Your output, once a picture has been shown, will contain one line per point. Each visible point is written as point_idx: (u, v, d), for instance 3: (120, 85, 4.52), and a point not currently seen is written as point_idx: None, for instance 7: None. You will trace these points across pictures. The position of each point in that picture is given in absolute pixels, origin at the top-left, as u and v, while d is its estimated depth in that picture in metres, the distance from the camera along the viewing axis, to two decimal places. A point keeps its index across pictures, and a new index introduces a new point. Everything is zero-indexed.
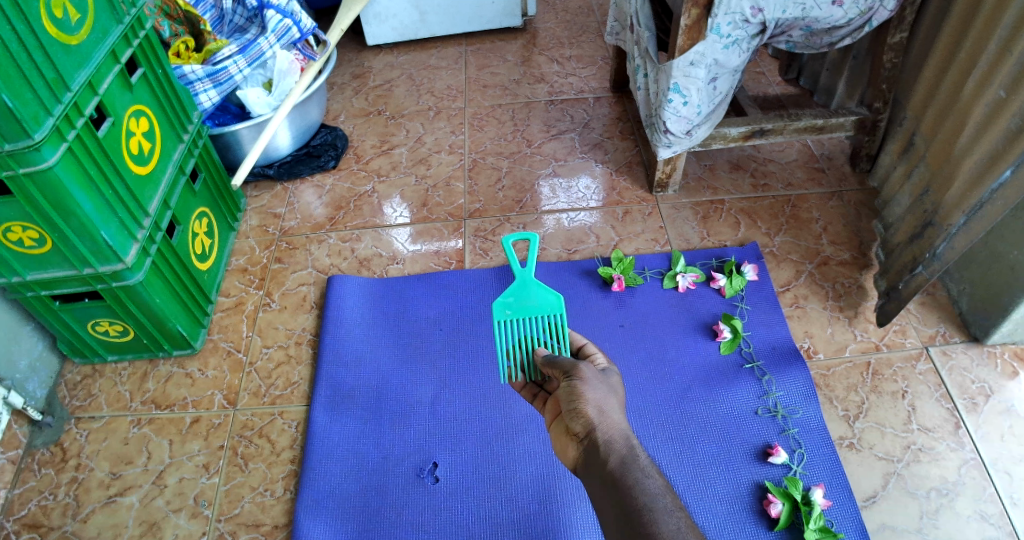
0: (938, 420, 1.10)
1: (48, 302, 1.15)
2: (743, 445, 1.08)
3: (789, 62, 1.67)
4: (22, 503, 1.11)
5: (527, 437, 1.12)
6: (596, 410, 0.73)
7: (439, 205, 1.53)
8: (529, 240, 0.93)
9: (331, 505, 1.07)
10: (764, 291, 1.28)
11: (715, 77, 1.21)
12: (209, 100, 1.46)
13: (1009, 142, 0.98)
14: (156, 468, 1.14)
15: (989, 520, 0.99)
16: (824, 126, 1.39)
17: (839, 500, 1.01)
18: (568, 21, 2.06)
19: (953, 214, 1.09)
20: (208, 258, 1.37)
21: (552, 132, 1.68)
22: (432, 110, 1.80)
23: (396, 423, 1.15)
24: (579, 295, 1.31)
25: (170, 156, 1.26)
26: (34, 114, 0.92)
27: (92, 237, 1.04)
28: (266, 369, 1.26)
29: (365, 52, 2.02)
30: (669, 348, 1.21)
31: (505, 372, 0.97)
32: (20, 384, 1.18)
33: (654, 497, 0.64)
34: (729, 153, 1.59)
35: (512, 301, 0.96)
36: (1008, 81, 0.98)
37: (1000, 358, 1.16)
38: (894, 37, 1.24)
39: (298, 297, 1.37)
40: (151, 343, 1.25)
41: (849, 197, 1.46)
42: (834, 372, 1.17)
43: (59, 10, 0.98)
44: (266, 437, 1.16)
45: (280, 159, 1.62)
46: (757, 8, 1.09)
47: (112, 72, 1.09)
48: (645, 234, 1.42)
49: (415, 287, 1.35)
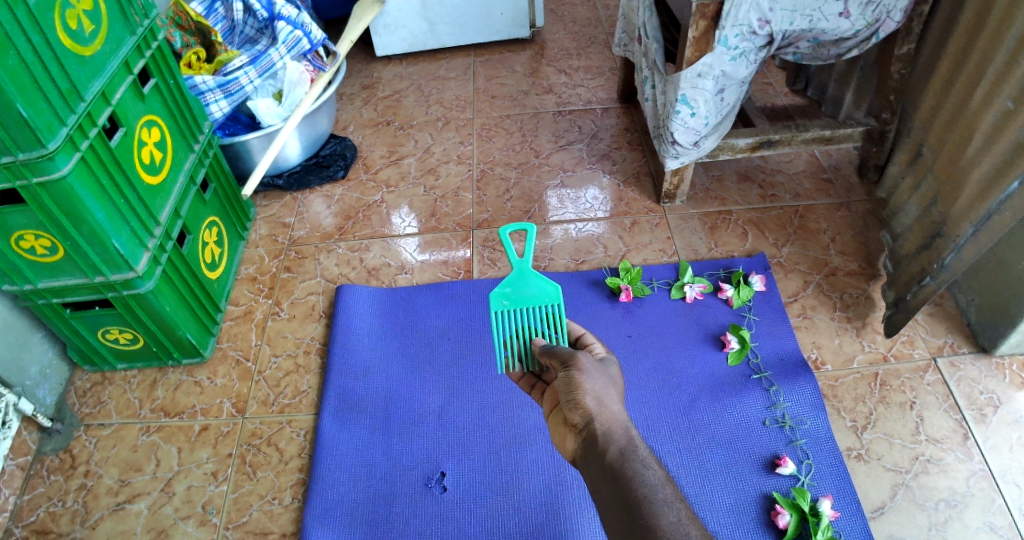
0: (947, 431, 1.10)
1: (59, 310, 1.16)
2: (750, 455, 1.08)
3: (796, 73, 1.67)
4: (31, 509, 1.12)
5: (535, 446, 1.12)
6: (595, 401, 0.73)
7: (448, 216, 1.54)
8: (526, 229, 0.93)
9: (339, 513, 1.07)
10: (772, 302, 1.29)
11: (722, 89, 1.22)
12: (220, 111, 1.47)
13: (1016, 152, 0.99)
14: (165, 476, 1.15)
15: (998, 532, 0.99)
16: (832, 137, 1.40)
17: (848, 511, 1.01)
18: (576, 32, 2.08)
19: (962, 224, 1.09)
20: (218, 267, 1.38)
21: (560, 143, 1.69)
22: (441, 120, 1.81)
23: (405, 432, 1.16)
24: (587, 304, 1.32)
25: (181, 166, 1.27)
26: (49, 124, 0.93)
27: (104, 246, 1.05)
28: (275, 378, 1.27)
29: (374, 63, 2.04)
30: (677, 359, 1.21)
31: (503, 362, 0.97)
32: (31, 390, 1.19)
33: (653, 489, 0.63)
34: (737, 163, 1.60)
35: (509, 292, 0.96)
36: (1014, 92, 0.99)
37: (1009, 369, 1.16)
38: (901, 49, 1.24)
39: (308, 306, 1.38)
40: (160, 351, 1.26)
41: (856, 207, 1.46)
42: (843, 383, 1.17)
43: (73, 21, 0.99)
44: (274, 445, 1.17)
45: (290, 169, 1.63)
46: (765, 20, 1.11)
47: (125, 83, 1.11)
48: (653, 245, 1.43)
49: (424, 297, 1.36)
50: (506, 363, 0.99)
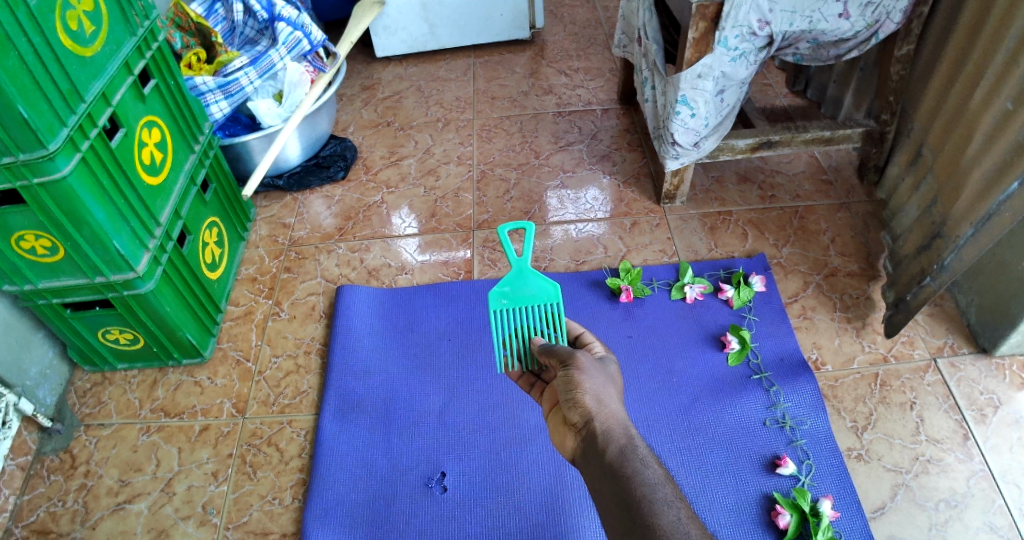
0: (947, 431, 1.10)
1: (59, 310, 1.16)
2: (751, 456, 1.08)
3: (796, 74, 1.68)
4: (31, 509, 1.12)
5: (535, 446, 1.12)
6: (594, 399, 0.73)
7: (448, 216, 1.54)
8: (525, 228, 0.92)
9: (339, 513, 1.07)
10: (772, 302, 1.29)
11: (722, 90, 1.22)
12: (220, 111, 1.47)
13: (1016, 152, 0.99)
14: (165, 476, 1.15)
15: (998, 532, 0.99)
16: (831, 138, 1.40)
17: (848, 512, 1.01)
18: (577, 33, 2.08)
19: (962, 225, 1.09)
20: (218, 267, 1.38)
21: (560, 144, 1.69)
22: (441, 121, 1.81)
23: (404, 432, 1.16)
24: (588, 305, 1.32)
25: (181, 166, 1.27)
26: (49, 125, 0.94)
27: (105, 246, 1.05)
28: (275, 378, 1.27)
29: (374, 64, 2.04)
30: (677, 360, 1.21)
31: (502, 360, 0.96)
32: (31, 390, 1.19)
33: (653, 487, 0.63)
34: (737, 164, 1.60)
35: (508, 291, 0.95)
36: (1014, 93, 0.99)
37: (1009, 369, 1.16)
38: (901, 50, 1.24)
39: (308, 306, 1.38)
40: (160, 351, 1.26)
41: (857, 208, 1.46)
42: (843, 383, 1.17)
43: (74, 23, 0.99)
44: (274, 446, 1.17)
45: (290, 170, 1.63)
46: (764, 21, 1.11)
47: (125, 84, 1.11)
48: (653, 245, 1.43)
49: (424, 297, 1.36)
50: (506, 362, 0.99)
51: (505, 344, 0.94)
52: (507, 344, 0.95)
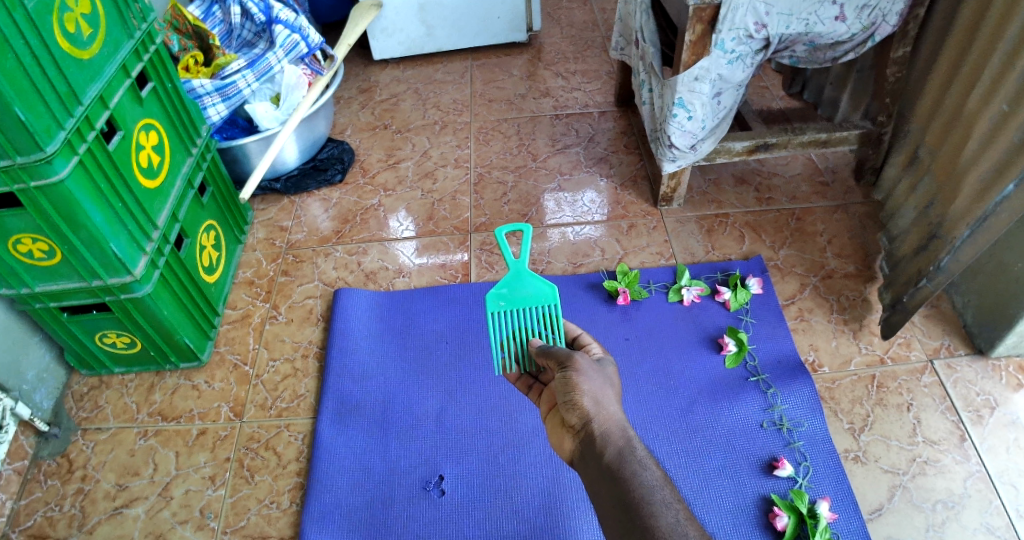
0: (944, 433, 1.10)
1: (57, 314, 1.16)
2: (748, 458, 1.08)
3: (792, 76, 1.68)
4: (28, 514, 1.12)
5: (533, 449, 1.12)
6: (592, 401, 0.73)
7: (445, 219, 1.54)
8: (522, 229, 0.93)
9: (337, 517, 1.07)
10: (769, 305, 1.29)
11: (719, 92, 1.23)
12: (218, 114, 1.46)
13: (1013, 154, 0.99)
14: (163, 480, 1.15)
15: (995, 533, 0.99)
16: (828, 139, 1.40)
17: (845, 513, 1.01)
18: (574, 36, 2.08)
19: (959, 226, 1.09)
20: (215, 270, 1.38)
21: (557, 146, 1.70)
22: (438, 124, 1.81)
23: (403, 435, 1.16)
24: (586, 307, 1.32)
25: (178, 169, 1.27)
26: (47, 128, 0.93)
27: (102, 250, 1.05)
28: (272, 382, 1.26)
29: (371, 67, 2.05)
30: (675, 362, 1.22)
31: (499, 362, 0.94)
32: (27, 394, 1.18)
33: (652, 489, 0.64)
34: (734, 166, 1.60)
35: (506, 292, 0.96)
36: (1010, 95, 0.99)
37: (1005, 370, 1.17)
38: (898, 52, 1.24)
39: (305, 309, 1.38)
40: (158, 355, 1.26)
41: (854, 210, 1.46)
42: (840, 385, 1.18)
43: (71, 25, 0.99)
44: (272, 450, 1.17)
45: (287, 173, 1.63)
46: (761, 23, 1.11)
47: (123, 86, 1.11)
48: (650, 248, 1.43)
49: (421, 300, 1.36)
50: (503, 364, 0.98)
51: (503, 345, 0.93)
52: (506, 346, 0.94)
